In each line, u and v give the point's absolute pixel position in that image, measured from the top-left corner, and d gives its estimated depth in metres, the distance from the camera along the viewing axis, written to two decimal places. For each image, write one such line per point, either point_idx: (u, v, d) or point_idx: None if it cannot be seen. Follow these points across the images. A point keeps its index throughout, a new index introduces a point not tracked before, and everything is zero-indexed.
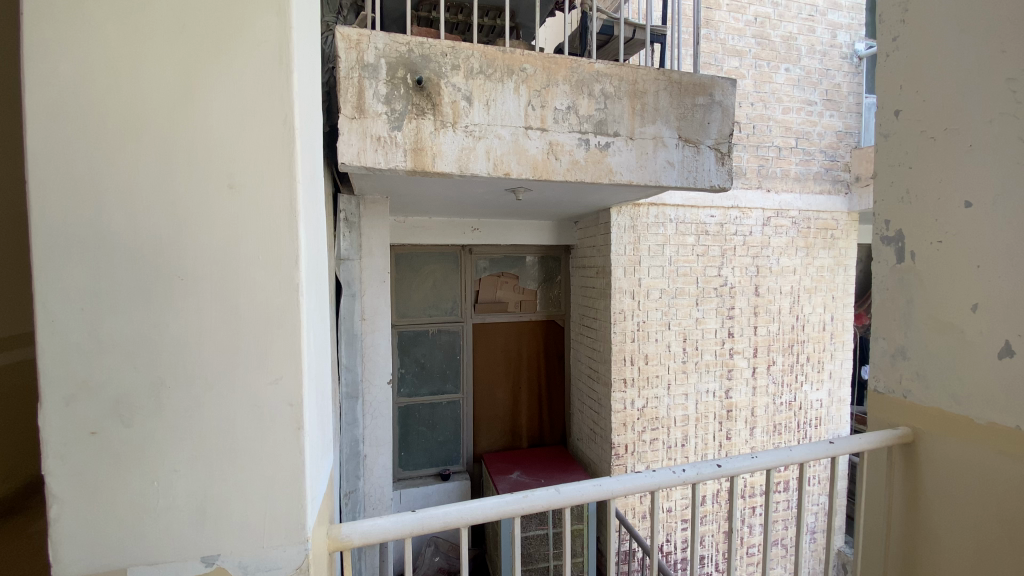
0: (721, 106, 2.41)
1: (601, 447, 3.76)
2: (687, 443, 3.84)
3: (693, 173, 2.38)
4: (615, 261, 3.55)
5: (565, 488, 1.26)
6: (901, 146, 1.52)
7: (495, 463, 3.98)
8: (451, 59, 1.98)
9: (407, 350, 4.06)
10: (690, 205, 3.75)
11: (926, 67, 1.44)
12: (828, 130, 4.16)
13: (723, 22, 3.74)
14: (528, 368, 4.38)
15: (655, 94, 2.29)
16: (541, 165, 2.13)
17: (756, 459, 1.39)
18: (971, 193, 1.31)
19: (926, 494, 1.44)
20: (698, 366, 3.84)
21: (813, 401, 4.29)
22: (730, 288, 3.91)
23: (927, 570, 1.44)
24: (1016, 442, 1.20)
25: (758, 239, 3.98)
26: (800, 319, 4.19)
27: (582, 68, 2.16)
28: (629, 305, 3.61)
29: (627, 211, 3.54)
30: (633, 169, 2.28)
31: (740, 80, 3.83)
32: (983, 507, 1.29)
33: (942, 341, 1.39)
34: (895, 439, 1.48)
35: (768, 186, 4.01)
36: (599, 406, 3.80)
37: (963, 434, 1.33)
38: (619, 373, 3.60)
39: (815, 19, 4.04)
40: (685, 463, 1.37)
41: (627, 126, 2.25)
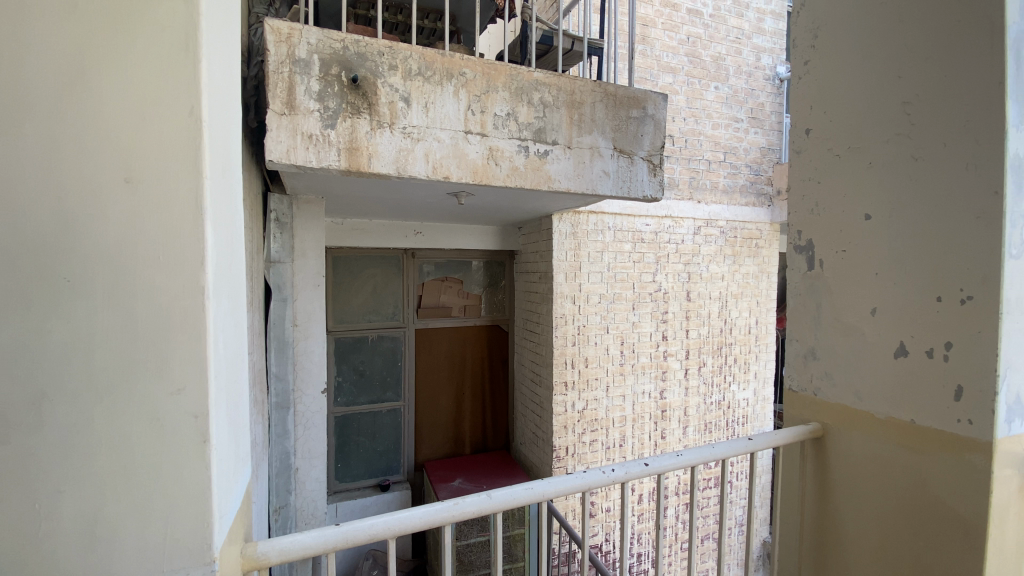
0: (653, 119, 2.51)
1: (542, 450, 3.79)
2: (625, 443, 3.94)
3: (627, 183, 2.47)
4: (556, 267, 3.61)
5: (497, 492, 1.25)
6: (812, 162, 1.65)
7: (436, 471, 3.91)
8: (388, 59, 1.94)
9: (345, 357, 3.91)
10: (628, 213, 3.88)
11: (833, 90, 1.57)
12: (753, 146, 4.44)
13: (658, 39, 3.92)
14: (471, 374, 4.34)
15: (592, 105, 2.36)
16: (481, 170, 2.12)
17: (682, 457, 1.43)
18: (870, 207, 1.43)
19: (834, 484, 1.55)
20: (635, 368, 3.97)
21: (739, 400, 4.55)
22: (664, 293, 4.08)
23: (835, 555, 1.54)
24: (912, 434, 1.32)
25: (689, 247, 4.19)
26: (728, 323, 4.43)
27: (521, 75, 2.18)
28: (570, 310, 3.67)
29: (568, 218, 3.61)
30: (571, 177, 2.33)
31: (673, 96, 4.02)
32: (883, 495, 1.40)
33: (846, 342, 1.51)
34: (807, 434, 1.59)
35: (699, 197, 4.22)
36: (541, 410, 3.82)
37: (866, 428, 1.45)
38: (560, 377, 3.65)
39: (742, 41, 4.31)
40: (614, 462, 1.39)
41: (565, 135, 2.30)
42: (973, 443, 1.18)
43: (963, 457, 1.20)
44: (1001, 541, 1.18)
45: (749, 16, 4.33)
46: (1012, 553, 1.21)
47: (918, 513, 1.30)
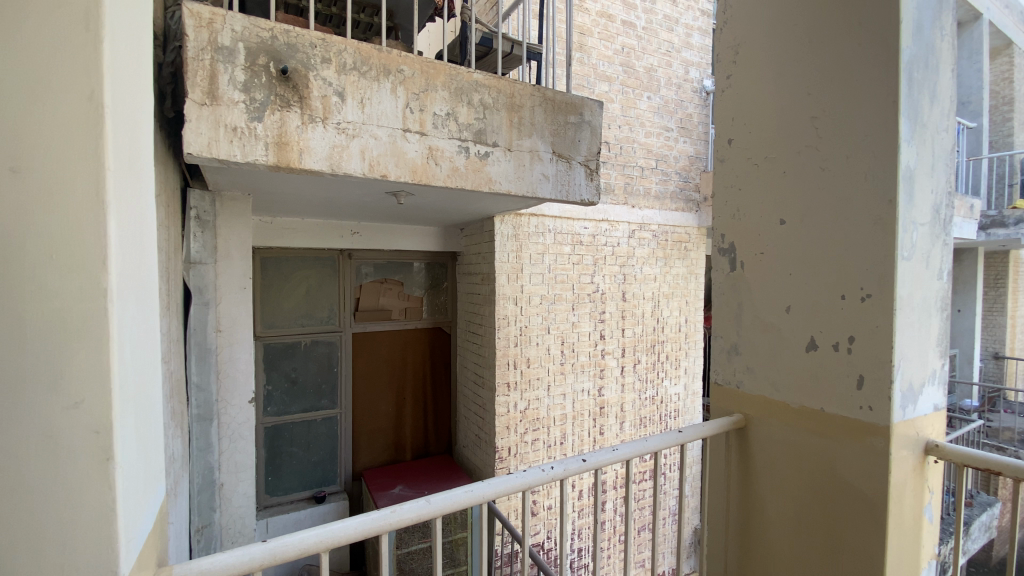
0: (590, 126, 2.58)
1: (485, 452, 3.78)
2: (565, 441, 4.01)
3: (566, 187, 2.52)
4: (498, 268, 3.61)
5: (436, 496, 1.22)
6: (733, 171, 1.76)
7: (375, 479, 3.79)
8: (320, 52, 1.87)
9: (276, 364, 3.71)
10: (567, 216, 3.96)
11: (752, 104, 1.68)
12: (682, 154, 4.69)
13: (595, 48, 4.04)
14: (412, 378, 4.25)
15: (531, 109, 2.39)
16: (421, 169, 2.08)
17: (617, 452, 1.48)
18: (784, 212, 1.55)
19: (755, 471, 1.66)
20: (575, 367, 4.06)
21: (671, 394, 4.77)
22: (601, 294, 4.21)
23: (757, 536, 1.65)
24: (822, 421, 1.44)
25: (625, 249, 4.35)
26: (660, 321, 4.64)
27: (461, 76, 2.17)
28: (512, 311, 3.70)
29: (509, 220, 3.63)
30: (511, 179, 2.34)
31: (609, 103, 4.16)
32: (797, 478, 1.52)
33: (765, 338, 1.62)
34: (731, 424, 1.69)
35: (633, 202, 4.39)
36: (483, 412, 3.81)
37: (783, 417, 1.56)
38: (502, 378, 3.66)
39: (672, 54, 4.54)
40: (553, 460, 1.41)
41: (504, 137, 2.31)
42: (875, 428, 1.31)
43: (866, 441, 1.32)
44: (899, 515, 1.31)
45: (678, 31, 4.58)
46: (908, 524, 1.35)
47: (829, 493, 1.42)
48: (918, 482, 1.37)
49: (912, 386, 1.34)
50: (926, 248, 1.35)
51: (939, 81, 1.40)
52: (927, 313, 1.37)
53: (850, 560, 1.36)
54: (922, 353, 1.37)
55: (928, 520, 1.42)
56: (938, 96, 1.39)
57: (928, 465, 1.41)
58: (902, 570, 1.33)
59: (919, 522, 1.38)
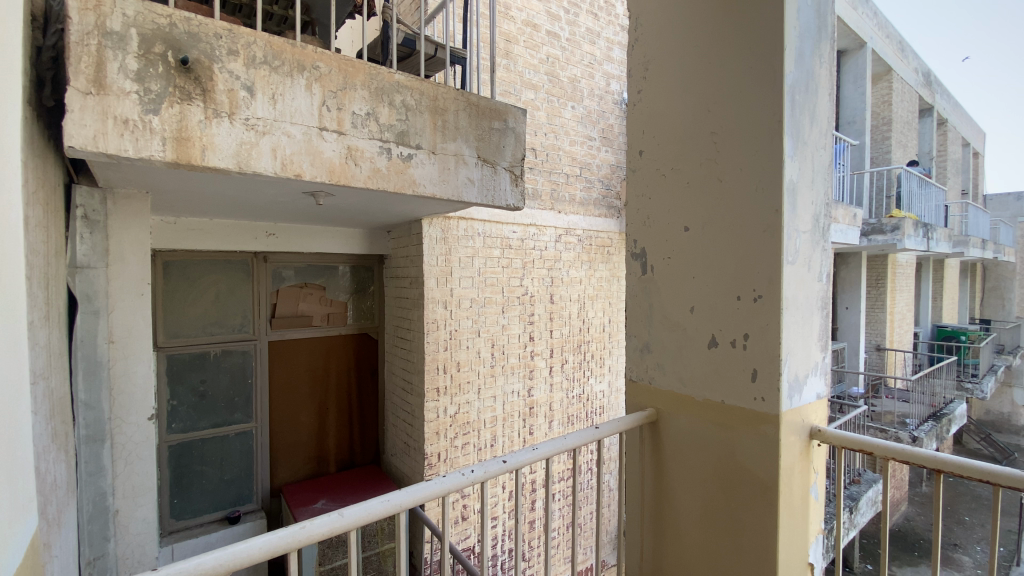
0: (514, 132, 2.63)
1: (413, 460, 3.71)
2: (496, 443, 4.03)
3: (491, 191, 2.54)
4: (427, 271, 3.57)
5: (350, 509, 1.18)
6: (643, 180, 1.87)
7: (296, 494, 3.61)
8: (227, 43, 1.76)
9: (181, 377, 3.42)
10: (495, 220, 3.99)
11: (660, 118, 1.80)
12: (605, 162, 4.89)
13: (520, 56, 4.12)
14: (336, 387, 4.08)
15: (455, 113, 2.39)
16: (340, 169, 2.02)
17: (537, 451, 1.51)
18: (688, 220, 1.67)
19: (666, 462, 1.76)
20: (505, 369, 4.09)
21: (597, 392, 4.96)
22: (530, 296, 4.29)
23: (669, 525, 1.74)
24: (723, 412, 1.56)
25: (552, 253, 4.46)
26: (586, 322, 4.81)
27: (381, 76, 2.13)
28: (441, 315, 3.66)
29: (437, 223, 3.60)
30: (435, 182, 2.33)
31: (534, 111, 4.26)
32: (702, 467, 1.63)
33: (672, 337, 1.74)
34: (643, 419, 1.78)
35: (560, 208, 4.52)
36: (412, 419, 3.74)
37: (690, 410, 1.67)
38: (432, 383, 3.61)
39: (594, 66, 4.73)
40: (473, 463, 1.41)
41: (428, 139, 2.29)
42: (766, 416, 1.44)
43: (760, 429, 1.45)
44: (789, 495, 1.45)
45: (600, 45, 4.78)
46: (797, 503, 1.49)
47: (730, 478, 1.54)
48: (804, 464, 1.52)
49: (797, 377, 1.49)
50: (807, 253, 1.51)
51: (818, 104, 1.57)
52: (808, 311, 1.53)
53: (749, 540, 1.48)
54: (805, 347, 1.52)
55: (813, 498, 1.58)
56: (816, 117, 1.56)
57: (813, 448, 1.57)
58: (792, 544, 1.46)
59: (805, 500, 1.53)
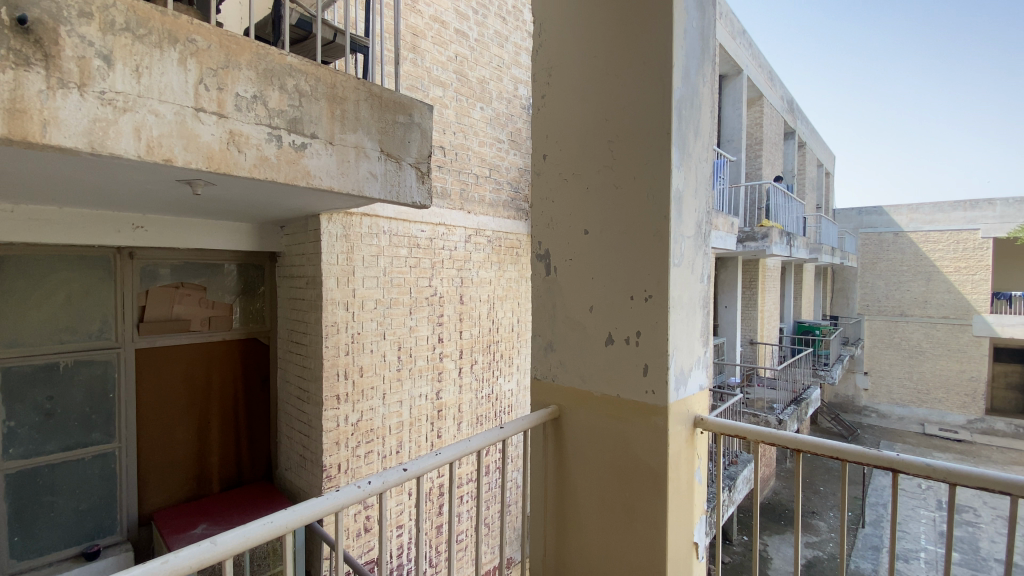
0: (419, 128, 2.58)
1: (310, 473, 3.48)
2: (402, 449, 3.90)
3: (396, 188, 2.47)
4: (326, 271, 3.35)
5: (224, 535, 1.06)
6: (547, 182, 1.90)
7: (171, 521, 3.22)
8: (77, 3, 1.50)
9: (19, 394, 2.88)
10: (402, 218, 3.87)
11: (563, 122, 1.84)
12: (514, 165, 4.97)
13: (428, 52, 4.04)
14: (219, 398, 3.69)
15: (355, 103, 2.28)
16: (220, 156, 1.82)
17: (440, 455, 1.46)
18: (588, 223, 1.74)
19: (567, 457, 1.80)
20: (412, 372, 3.98)
21: (506, 391, 5.03)
22: (439, 297, 4.22)
23: (570, 519, 1.79)
24: (620, 406, 1.63)
25: (461, 253, 4.43)
26: (495, 323, 4.85)
27: (271, 57, 1.96)
28: (343, 317, 3.46)
29: (338, 219, 3.40)
30: (333, 175, 2.20)
31: (443, 108, 4.20)
32: (600, 460, 1.69)
33: (573, 335, 1.79)
34: (547, 416, 1.81)
35: (469, 208, 4.50)
36: (309, 430, 3.49)
37: (590, 405, 1.73)
38: (331, 390, 3.39)
39: (503, 70, 4.79)
40: (372, 474, 1.34)
41: (325, 129, 2.16)
42: (656, 408, 1.54)
43: (651, 420, 1.54)
44: (676, 481, 1.56)
45: (508, 48, 4.85)
46: (683, 487, 1.60)
47: (626, 469, 1.61)
48: (689, 451, 1.64)
49: (683, 370, 1.61)
50: (691, 257, 1.64)
51: (700, 119, 1.70)
52: (692, 310, 1.66)
53: (643, 526, 1.56)
54: (689, 343, 1.65)
55: (697, 481, 1.72)
56: (699, 132, 1.69)
57: (696, 436, 1.70)
58: (679, 527, 1.58)
59: (691, 484, 1.66)
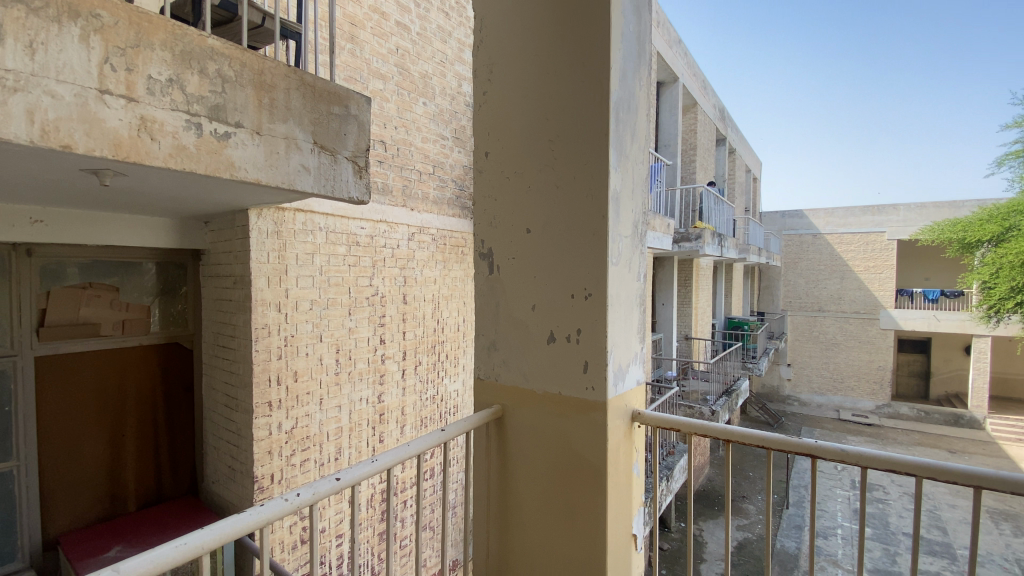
0: (355, 120, 2.50)
1: (240, 485, 3.27)
2: (341, 456, 3.75)
3: (330, 182, 2.37)
4: (256, 269, 3.17)
5: (127, 562, 0.93)
6: (489, 180, 1.88)
7: (80, 546, 2.93)
8: None
9: None
10: (340, 214, 3.73)
11: (505, 120, 1.83)
12: (458, 163, 4.93)
13: (367, 43, 3.91)
14: (135, 408, 3.40)
15: (285, 92, 2.16)
16: (129, 144, 1.66)
17: (377, 462, 1.41)
18: (529, 222, 1.74)
19: (510, 456, 1.79)
20: (351, 376, 3.84)
21: (451, 391, 4.98)
22: (380, 297, 4.11)
23: (513, 519, 1.78)
24: (561, 403, 1.65)
25: (404, 252, 4.33)
26: (440, 322, 4.80)
27: (189, 38, 1.81)
28: (275, 319, 3.28)
29: (268, 214, 3.22)
30: (261, 167, 2.07)
31: (383, 102, 4.08)
32: (541, 457, 1.70)
33: (516, 333, 1.79)
34: (489, 416, 1.79)
35: (412, 205, 4.41)
36: (238, 439, 3.28)
37: (532, 404, 1.73)
38: (263, 397, 3.21)
39: (446, 65, 4.73)
40: (301, 485, 1.26)
41: (252, 118, 2.03)
42: (595, 404, 1.56)
43: (591, 415, 1.57)
44: (616, 475, 1.59)
45: (451, 44, 4.80)
46: (621, 480, 1.64)
47: (567, 465, 1.63)
48: (627, 444, 1.69)
49: (621, 366, 1.64)
50: (628, 255, 1.68)
51: (637, 121, 1.75)
52: (629, 307, 1.71)
53: (584, 522, 1.58)
54: (627, 339, 1.69)
55: (635, 474, 1.76)
56: (635, 133, 1.74)
57: (634, 430, 1.74)
58: (618, 520, 1.61)
59: (629, 476, 1.70)
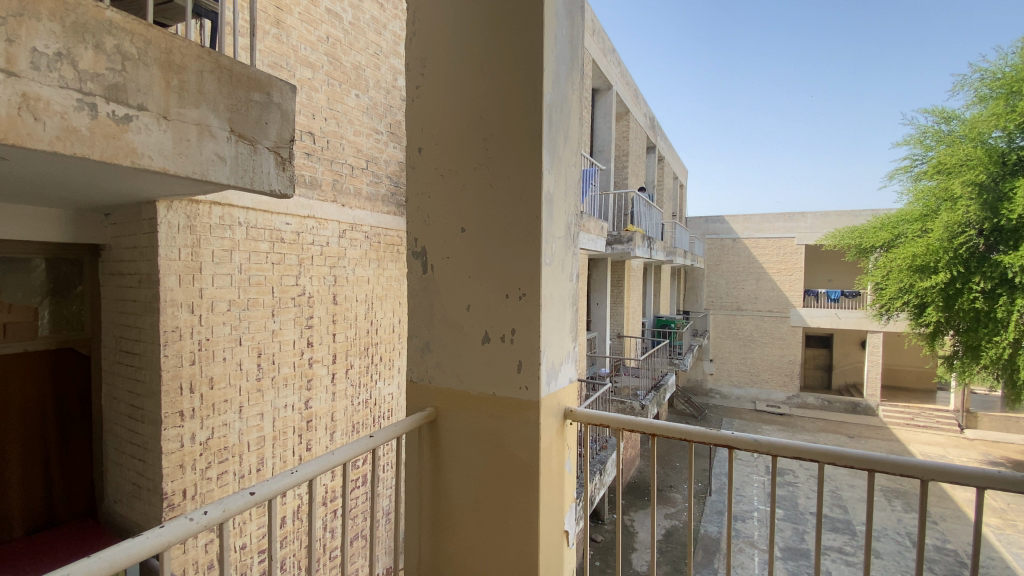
0: (278, 109, 2.38)
1: (147, 503, 2.99)
2: (264, 466, 3.53)
3: (249, 173, 2.23)
4: (165, 267, 2.91)
5: None
6: (423, 177, 1.84)
7: None
8: None
9: None
10: (262, 209, 3.50)
11: (440, 115, 1.79)
12: (392, 159, 4.81)
13: (294, 29, 3.71)
14: (19, 423, 3.01)
15: (197, 75, 2.00)
16: (7, 124, 1.44)
17: (296, 474, 1.32)
18: (464, 221, 1.72)
19: (443, 459, 1.76)
20: (275, 381, 3.63)
21: (385, 395, 4.85)
22: (308, 297, 3.92)
23: (446, 523, 1.75)
24: (494, 404, 1.64)
25: (334, 249, 4.17)
26: (374, 324, 4.66)
27: (83, 9, 1.63)
28: (187, 321, 3.02)
29: (180, 207, 2.97)
30: (169, 155, 1.90)
31: (312, 92, 3.90)
32: (475, 458, 1.68)
33: (450, 334, 1.76)
34: (422, 419, 1.75)
35: (343, 201, 4.24)
36: (144, 453, 2.99)
37: (465, 405, 1.71)
38: (173, 407, 2.95)
39: (380, 58, 4.59)
40: (208, 502, 1.16)
41: (158, 101, 1.86)
42: (528, 403, 1.57)
43: (524, 415, 1.58)
44: (548, 473, 1.61)
45: (386, 36, 4.67)
46: (554, 477, 1.66)
47: (500, 466, 1.62)
48: (560, 442, 1.71)
49: (554, 365, 1.67)
50: (561, 256, 1.71)
51: (569, 123, 1.78)
52: (562, 306, 1.74)
53: (517, 523, 1.59)
54: (559, 339, 1.71)
55: (568, 471, 1.79)
56: (568, 136, 1.77)
57: (567, 427, 1.77)
58: (550, 518, 1.63)
59: (561, 473, 1.73)
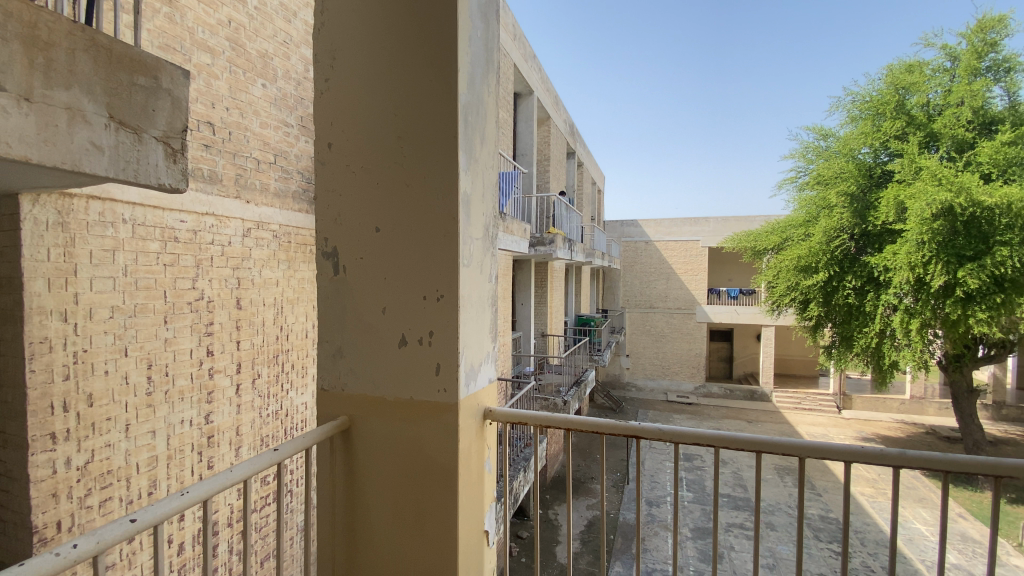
0: (168, 96, 2.17)
1: (10, 540, 2.60)
2: (157, 489, 3.20)
3: (132, 165, 2.02)
4: (30, 269, 2.55)
5: None
6: (333, 174, 1.77)
7: None
8: None
9: None
10: (151, 204, 3.18)
11: (353, 110, 1.73)
12: (303, 154, 4.57)
13: (190, 9, 3.40)
14: None
15: (68, 53, 1.77)
16: None
17: (188, 495, 1.21)
18: (378, 220, 1.67)
19: (358, 467, 1.70)
20: (169, 396, 3.31)
21: (298, 405, 4.59)
22: (207, 302, 3.61)
23: (361, 533, 1.70)
24: (411, 408, 1.61)
25: (237, 250, 3.87)
26: (284, 329, 4.39)
27: None
28: (59, 330, 2.67)
29: (48, 202, 2.62)
30: (33, 142, 1.66)
31: (212, 79, 3.60)
32: (391, 463, 1.65)
33: (364, 338, 1.71)
34: (335, 428, 1.68)
35: (247, 197, 3.96)
36: (5, 484, 2.60)
37: (381, 410, 1.67)
38: (43, 429, 2.59)
39: (289, 47, 4.34)
40: (79, 535, 1.03)
41: (19, 80, 1.61)
42: (447, 405, 1.56)
43: (442, 417, 1.57)
44: (467, 473, 1.61)
45: (296, 25, 4.42)
46: (473, 478, 1.67)
47: (418, 470, 1.60)
48: (479, 443, 1.72)
49: (473, 366, 1.67)
50: (479, 257, 1.72)
51: (486, 125, 1.79)
52: (481, 307, 1.74)
53: (435, 527, 1.57)
54: (478, 340, 1.72)
55: (487, 471, 1.80)
56: (485, 138, 1.78)
57: (486, 428, 1.78)
58: (469, 520, 1.63)
59: (481, 474, 1.73)
